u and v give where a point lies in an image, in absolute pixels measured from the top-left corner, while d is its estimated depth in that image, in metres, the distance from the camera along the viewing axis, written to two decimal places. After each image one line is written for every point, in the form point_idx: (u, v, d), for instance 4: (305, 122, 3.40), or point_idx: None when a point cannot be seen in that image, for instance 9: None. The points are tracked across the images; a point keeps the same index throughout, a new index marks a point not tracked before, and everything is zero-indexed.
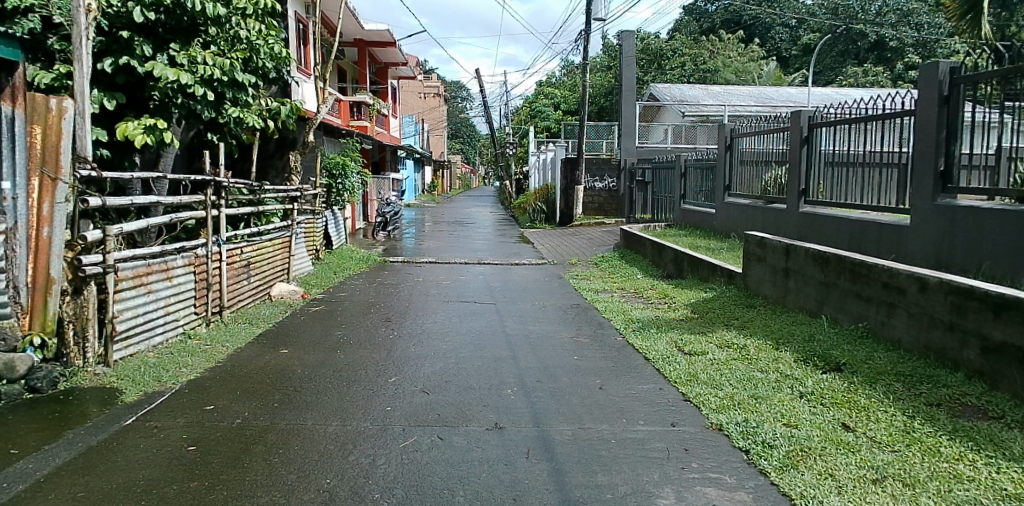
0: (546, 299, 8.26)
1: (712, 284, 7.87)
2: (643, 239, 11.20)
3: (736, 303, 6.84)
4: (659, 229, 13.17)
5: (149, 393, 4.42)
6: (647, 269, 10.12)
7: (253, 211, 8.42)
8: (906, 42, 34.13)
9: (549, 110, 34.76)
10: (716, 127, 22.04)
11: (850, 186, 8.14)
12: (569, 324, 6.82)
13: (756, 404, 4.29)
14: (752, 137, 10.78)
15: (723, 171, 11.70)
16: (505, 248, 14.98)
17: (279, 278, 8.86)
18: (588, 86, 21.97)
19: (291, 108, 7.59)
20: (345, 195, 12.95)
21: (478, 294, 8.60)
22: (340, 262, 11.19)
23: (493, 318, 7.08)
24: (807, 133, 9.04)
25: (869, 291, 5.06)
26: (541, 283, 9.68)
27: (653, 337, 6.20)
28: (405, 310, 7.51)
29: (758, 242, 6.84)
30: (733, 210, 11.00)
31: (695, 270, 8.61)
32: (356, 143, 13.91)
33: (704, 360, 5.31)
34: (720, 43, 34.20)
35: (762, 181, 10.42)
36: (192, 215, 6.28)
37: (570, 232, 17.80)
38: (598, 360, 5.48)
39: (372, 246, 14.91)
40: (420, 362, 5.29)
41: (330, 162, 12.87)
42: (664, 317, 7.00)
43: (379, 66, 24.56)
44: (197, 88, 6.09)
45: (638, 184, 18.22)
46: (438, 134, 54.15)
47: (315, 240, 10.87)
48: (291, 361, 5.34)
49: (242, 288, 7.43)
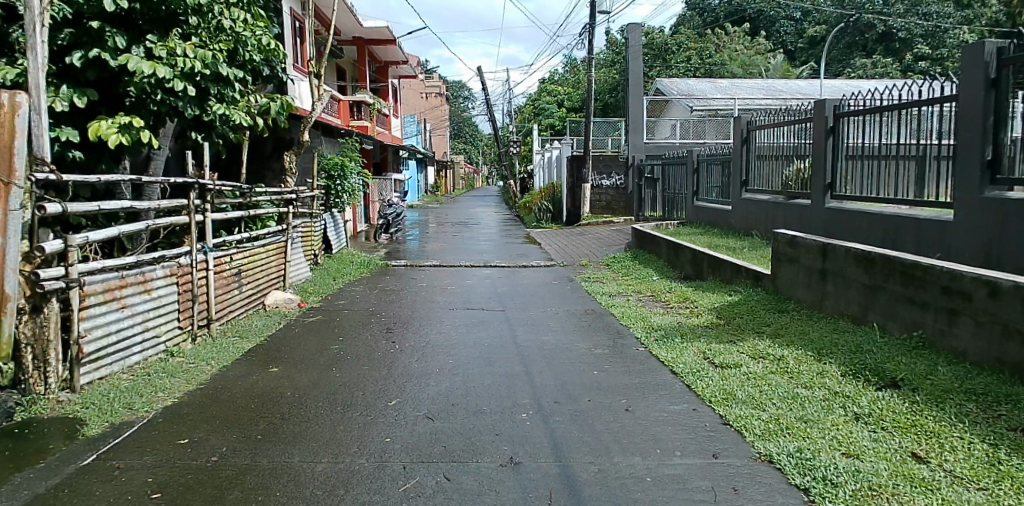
0: (558, 305, 7.74)
1: (736, 286, 7.34)
2: (657, 238, 10.67)
3: (766, 307, 6.32)
4: (672, 228, 12.62)
5: (116, 425, 3.91)
6: (663, 270, 9.59)
7: (245, 214, 7.92)
8: (915, 32, 33.45)
9: (553, 108, 34.20)
10: (725, 121, 21.47)
11: (882, 179, 7.57)
12: (585, 333, 6.30)
13: (807, 429, 3.75)
14: (770, 129, 10.20)
15: (739, 165, 11.13)
16: (512, 249, 14.46)
17: (275, 286, 8.36)
18: (593, 82, 21.42)
19: (282, 104, 7.08)
20: (345, 196, 12.45)
21: (485, 300, 8.10)
22: (340, 267, 10.69)
23: (502, 327, 6.57)
24: (832, 123, 8.46)
25: (925, 297, 4.53)
26: (551, 287, 9.16)
27: (679, 348, 5.67)
28: (408, 319, 6.99)
29: (788, 242, 6.30)
30: (752, 207, 10.45)
31: (716, 272, 8.08)
32: (355, 142, 13.41)
33: (739, 376, 4.78)
34: (726, 36, 33.58)
35: (783, 176, 9.85)
36: (173, 221, 5.76)
37: (577, 231, 17.26)
38: (620, 376, 4.96)
39: (374, 249, 14.40)
40: (425, 381, 4.77)
41: (329, 163, 12.37)
42: (688, 324, 6.47)
43: (378, 65, 24.06)
44: (176, 82, 5.57)
45: (647, 181, 17.67)
46: (441, 134, 53.66)
47: (313, 244, 10.36)
48: (281, 381, 4.83)
49: (233, 298, 6.92)
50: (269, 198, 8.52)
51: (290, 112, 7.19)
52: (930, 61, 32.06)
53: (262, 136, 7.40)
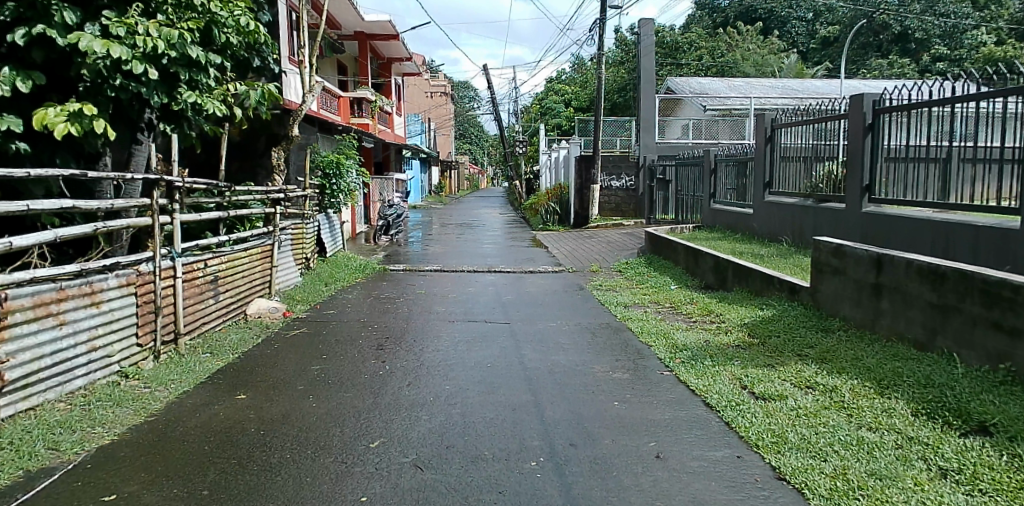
0: (570, 317, 7.02)
1: (768, 299, 6.61)
2: (674, 244, 9.89)
3: (807, 326, 5.59)
4: (688, 232, 11.88)
5: (33, 473, 3.20)
6: (682, 278, 8.85)
7: (225, 213, 7.23)
8: (933, 33, 32.58)
9: (560, 107, 33.46)
10: (739, 122, 20.66)
11: (929, 182, 6.82)
12: (601, 353, 5.57)
13: (885, 490, 3.02)
14: (796, 128, 9.44)
15: (761, 166, 10.38)
16: (518, 253, 13.72)
17: (258, 294, 7.66)
18: (602, 79, 20.69)
19: (261, 92, 6.30)
20: (341, 196, 11.72)
21: (489, 311, 7.38)
22: (333, 271, 9.98)
23: (508, 344, 5.85)
24: (870, 119, 7.69)
25: (1015, 322, 3.80)
26: (560, 296, 8.44)
27: (710, 373, 4.95)
28: (403, 333, 6.28)
29: (833, 251, 5.56)
30: (776, 211, 9.71)
31: (743, 282, 7.35)
32: (352, 140, 12.70)
33: (789, 413, 4.05)
34: (737, 36, 32.76)
35: (812, 177, 9.10)
36: (131, 222, 5.05)
37: (585, 234, 16.52)
38: (646, 409, 4.24)
39: (373, 252, 13.63)
40: (417, 414, 4.06)
41: (324, 160, 11.61)
42: (719, 344, 5.75)
43: (381, 62, 23.41)
44: (135, 65, 4.87)
45: (659, 182, 16.92)
46: (445, 134, 52.95)
47: (304, 248, 9.64)
48: (248, 411, 4.11)
49: (207, 308, 6.19)
50: (254, 197, 7.83)
51: (272, 101, 6.42)
52: (950, 61, 31.46)
53: (242, 129, 6.69)
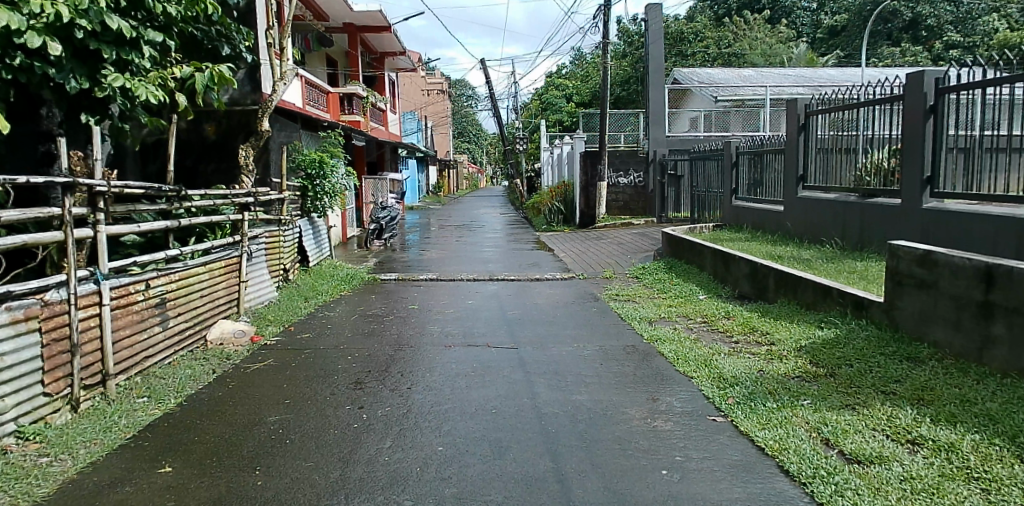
0: (588, 338, 5.93)
1: (827, 316, 5.51)
2: (697, 246, 8.79)
3: (890, 355, 4.50)
4: (709, 232, 10.79)
5: None
6: (711, 287, 7.77)
7: (170, 225, 6.23)
8: (945, 19, 31.26)
9: (562, 103, 32.42)
10: (752, 113, 19.48)
11: (1009, 173, 5.70)
12: (633, 390, 4.50)
13: None
14: (836, 114, 8.35)
15: (794, 158, 9.26)
16: (521, 257, 12.63)
17: (222, 315, 6.58)
18: (606, 70, 19.55)
19: (209, 75, 5.15)
20: (326, 199, 10.60)
21: (491, 330, 6.32)
22: (317, 284, 8.90)
23: (516, 378, 4.77)
24: (932, 101, 6.58)
25: None
26: (574, 309, 7.37)
27: (778, 420, 3.87)
28: (389, 364, 5.20)
29: (923, 260, 4.49)
30: (814, 208, 8.62)
31: (789, 293, 6.27)
32: (338, 137, 11.58)
33: (903, 487, 2.98)
34: (744, 26, 31.61)
35: (857, 169, 8.01)
36: (29, 239, 3.89)
37: (592, 235, 15.43)
38: (706, 482, 3.15)
39: (362, 259, 12.53)
40: (396, 499, 2.97)
41: (306, 160, 10.45)
42: (777, 376, 4.66)
43: (374, 57, 22.29)
44: (31, 36, 3.83)
45: (670, 178, 15.99)
46: (444, 132, 51.90)
47: (281, 257, 8.54)
48: (166, 497, 3.03)
49: (150, 340, 5.10)
50: (213, 203, 6.78)
51: (225, 85, 5.28)
52: (962, 49, 29.92)
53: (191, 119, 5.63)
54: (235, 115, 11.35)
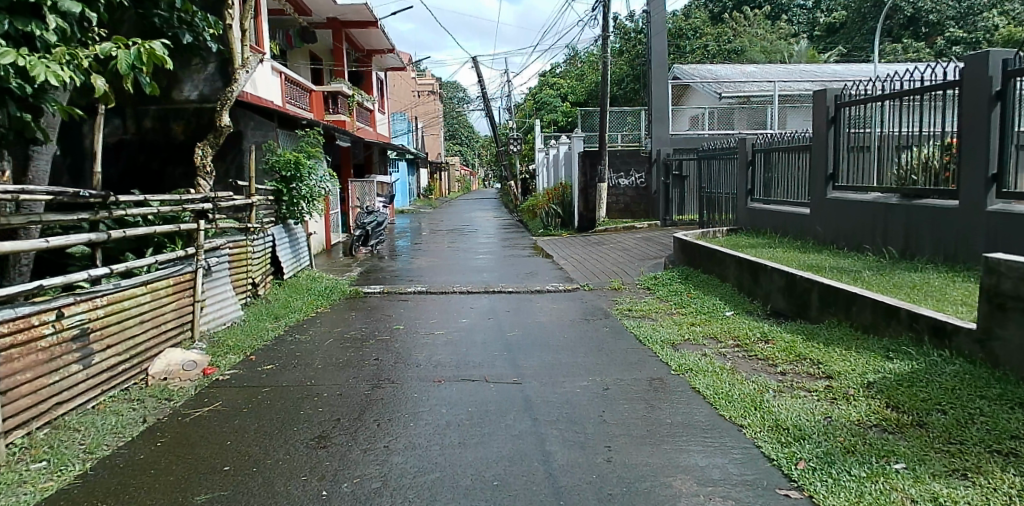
0: (604, 369, 4.96)
1: (896, 344, 4.57)
2: (718, 254, 7.82)
3: (1000, 403, 3.55)
4: (724, 237, 9.88)
5: None
6: (739, 302, 6.82)
7: (96, 236, 5.14)
8: (948, 14, 30.43)
9: (556, 102, 31.50)
10: (757, 110, 18.57)
11: None
12: (673, 449, 3.53)
13: None
14: (869, 105, 7.41)
15: (823, 155, 8.33)
16: (517, 265, 11.67)
17: (170, 342, 5.58)
18: (605, 65, 18.59)
19: (136, 52, 4.24)
20: (303, 204, 9.56)
21: (489, 358, 5.34)
22: (290, 300, 7.90)
23: (522, 430, 3.79)
24: (1000, 86, 5.64)
25: None
26: (583, 330, 6.41)
27: (874, 496, 2.90)
28: (363, 410, 4.21)
29: None
30: (849, 211, 7.69)
31: (842, 313, 5.31)
32: (317, 136, 10.55)
33: None
34: (742, 22, 30.78)
35: (898, 166, 7.08)
36: None
37: (593, 240, 14.46)
38: None
39: (345, 268, 11.54)
40: None
41: (279, 161, 9.37)
42: (851, 426, 3.71)
43: (360, 55, 21.31)
44: None
45: (674, 179, 15.33)
46: (435, 134, 51.03)
47: (248, 271, 7.51)
48: None
49: (65, 381, 4.10)
50: (158, 210, 5.76)
51: (158, 65, 4.37)
52: (966, 45, 28.99)
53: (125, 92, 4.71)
54: (205, 113, 10.35)
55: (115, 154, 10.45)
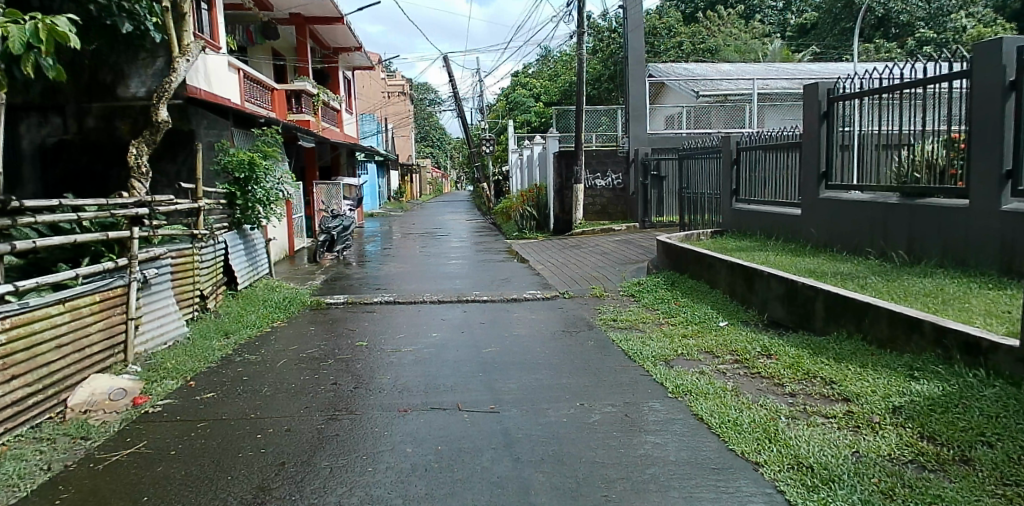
0: (593, 393, 4.39)
1: (920, 362, 4.08)
2: (706, 258, 7.32)
3: None
4: (709, 240, 9.40)
5: None
6: (732, 310, 6.31)
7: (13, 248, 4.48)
8: (917, 15, 30.59)
9: (529, 102, 30.99)
10: (735, 109, 18.19)
11: None
12: (682, 497, 2.96)
13: None
14: (865, 99, 6.97)
15: (815, 152, 7.87)
16: (492, 270, 11.07)
17: (98, 367, 4.88)
18: (580, 63, 18.09)
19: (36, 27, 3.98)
20: (260, 207, 8.85)
21: (461, 381, 4.74)
22: (244, 313, 7.21)
23: (501, 475, 3.19)
24: (1014, 76, 5.22)
25: None
26: (565, 344, 5.84)
27: None
28: (314, 450, 3.57)
29: None
30: (844, 212, 7.24)
31: (852, 325, 4.82)
32: (275, 134, 9.83)
33: None
34: (715, 21, 30.59)
35: (898, 164, 6.62)
36: None
37: (570, 243, 13.92)
38: None
39: (309, 276, 10.81)
40: None
41: (233, 161, 8.64)
42: (884, 462, 3.18)
43: (327, 53, 20.55)
44: None
45: (652, 179, 14.97)
46: (406, 136, 50.30)
47: (195, 281, 6.79)
48: None
49: None
50: (81, 216, 5.06)
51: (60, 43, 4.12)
52: (935, 45, 29.07)
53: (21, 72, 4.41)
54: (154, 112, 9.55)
55: (57, 156, 9.62)
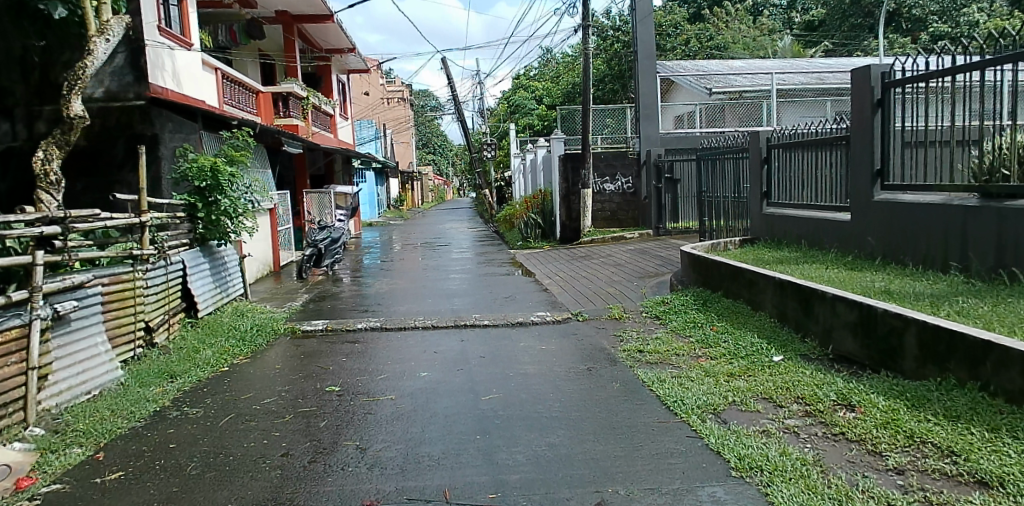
0: (627, 472, 3.25)
1: None
2: (745, 273, 6.18)
3: None
4: (740, 249, 8.27)
5: None
6: (784, 340, 5.18)
7: None
8: (931, 9, 29.37)
9: (532, 104, 29.87)
10: (753, 106, 17.02)
11: None
12: None
13: None
14: (930, 82, 5.81)
15: (868, 147, 6.70)
16: (494, 286, 9.96)
17: None
18: (586, 59, 16.93)
19: None
20: (225, 220, 7.71)
21: (451, 449, 3.60)
22: (201, 347, 6.10)
23: None
24: None
25: None
26: (583, 387, 4.70)
27: None
28: None
29: None
30: (911, 216, 6.09)
31: (964, 371, 3.67)
32: (246, 136, 8.70)
33: None
34: (722, 17, 29.42)
35: (977, 158, 5.46)
36: None
37: (579, 253, 12.78)
38: None
39: (290, 295, 9.70)
40: None
41: (192, 168, 7.49)
42: None
43: (318, 53, 19.44)
44: None
45: (666, 182, 13.86)
46: (405, 142, 49.35)
47: (137, 312, 5.65)
48: None
49: None
50: None
51: None
52: (949, 40, 27.83)
53: None
54: (111, 113, 8.28)
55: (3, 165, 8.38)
